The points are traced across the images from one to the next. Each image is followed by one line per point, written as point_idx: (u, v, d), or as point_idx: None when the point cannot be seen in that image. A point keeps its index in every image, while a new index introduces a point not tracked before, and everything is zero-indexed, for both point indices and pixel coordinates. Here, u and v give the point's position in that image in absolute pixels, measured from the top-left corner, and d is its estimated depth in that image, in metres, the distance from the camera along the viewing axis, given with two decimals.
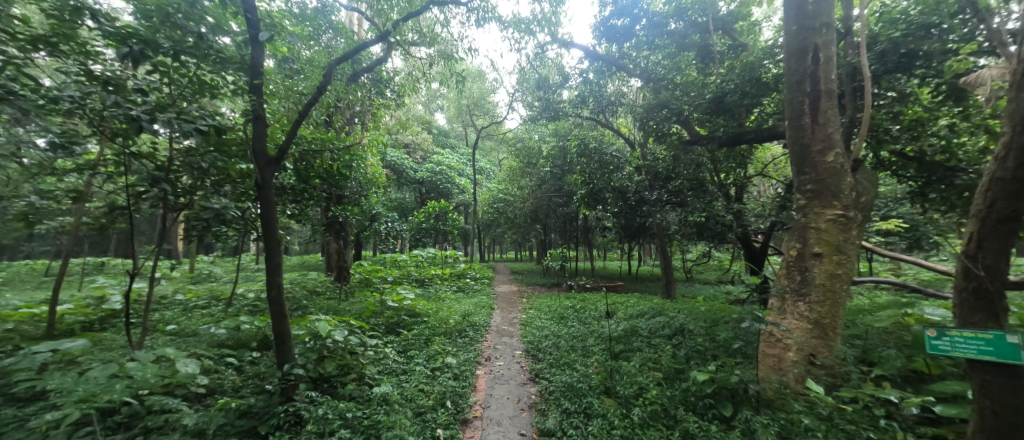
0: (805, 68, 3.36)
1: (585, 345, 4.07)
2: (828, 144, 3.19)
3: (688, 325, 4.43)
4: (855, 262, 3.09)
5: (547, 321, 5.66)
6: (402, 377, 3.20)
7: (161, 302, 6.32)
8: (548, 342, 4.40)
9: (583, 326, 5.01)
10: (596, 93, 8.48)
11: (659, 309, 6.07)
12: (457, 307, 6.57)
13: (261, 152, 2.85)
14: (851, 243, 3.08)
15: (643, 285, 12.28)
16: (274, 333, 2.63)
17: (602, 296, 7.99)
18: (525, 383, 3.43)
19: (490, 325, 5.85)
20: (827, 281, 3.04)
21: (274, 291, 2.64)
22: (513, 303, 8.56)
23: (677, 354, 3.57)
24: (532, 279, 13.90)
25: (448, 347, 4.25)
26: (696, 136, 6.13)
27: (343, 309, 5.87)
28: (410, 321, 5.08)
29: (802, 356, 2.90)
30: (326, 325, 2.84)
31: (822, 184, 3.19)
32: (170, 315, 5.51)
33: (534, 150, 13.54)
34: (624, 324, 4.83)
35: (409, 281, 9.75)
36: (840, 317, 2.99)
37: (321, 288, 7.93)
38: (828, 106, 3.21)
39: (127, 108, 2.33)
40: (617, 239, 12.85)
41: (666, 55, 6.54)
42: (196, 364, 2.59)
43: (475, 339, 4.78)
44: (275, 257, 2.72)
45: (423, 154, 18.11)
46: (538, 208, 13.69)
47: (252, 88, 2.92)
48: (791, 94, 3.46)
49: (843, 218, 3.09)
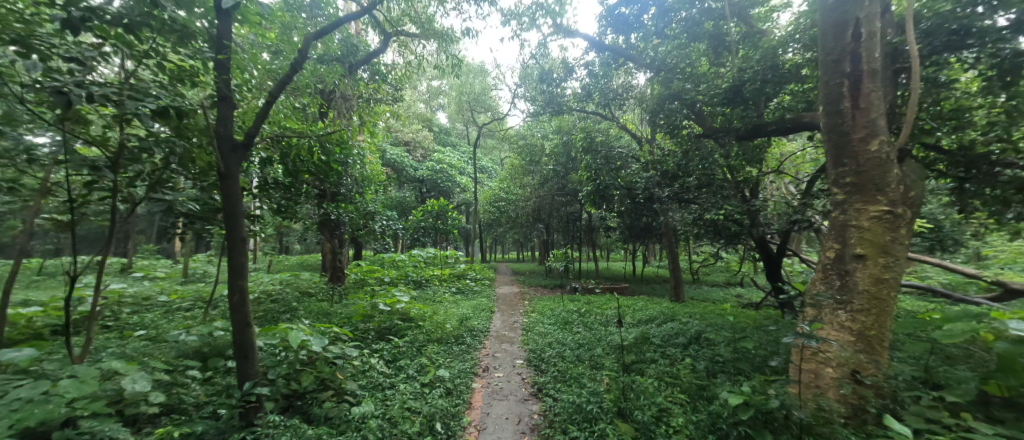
0: (844, 45, 2.99)
1: (593, 355, 3.68)
2: (871, 131, 2.81)
3: (706, 334, 4.06)
4: (903, 265, 2.71)
5: (551, 326, 5.30)
6: (387, 394, 2.84)
7: (146, 305, 6.04)
8: (553, 350, 4.03)
9: (590, 332, 4.65)
10: (603, 87, 7.96)
11: (670, 314, 5.70)
12: (455, 310, 6.23)
13: (226, 137, 2.48)
14: (898, 243, 2.70)
15: (649, 287, 11.92)
16: (234, 346, 2.25)
17: (608, 299, 7.64)
18: (526, 400, 3.06)
19: (490, 330, 5.50)
20: (872, 286, 2.67)
21: (237, 297, 2.28)
22: (514, 305, 8.23)
23: (698, 367, 3.20)
24: (534, 280, 13.56)
25: (443, 356, 3.88)
26: (709, 129, 5.74)
27: (334, 312, 5.54)
28: (404, 326, 4.73)
29: (845, 373, 2.54)
30: (299, 336, 2.47)
31: (863, 176, 2.82)
32: (149, 319, 5.21)
33: (536, 147, 13.19)
34: (635, 330, 4.45)
35: (407, 282, 9.44)
36: (887, 328, 2.63)
37: (314, 289, 7.60)
38: (872, 87, 2.82)
39: (67, 83, 1.99)
40: (623, 239, 12.47)
41: (677, 45, 6.11)
42: (145, 382, 2.24)
43: (473, 346, 4.44)
44: (241, 257, 2.37)
45: (422, 152, 17.60)
46: (541, 207, 13.32)
47: (217, 63, 2.58)
48: (828, 75, 3.09)
49: (890, 215, 2.70)
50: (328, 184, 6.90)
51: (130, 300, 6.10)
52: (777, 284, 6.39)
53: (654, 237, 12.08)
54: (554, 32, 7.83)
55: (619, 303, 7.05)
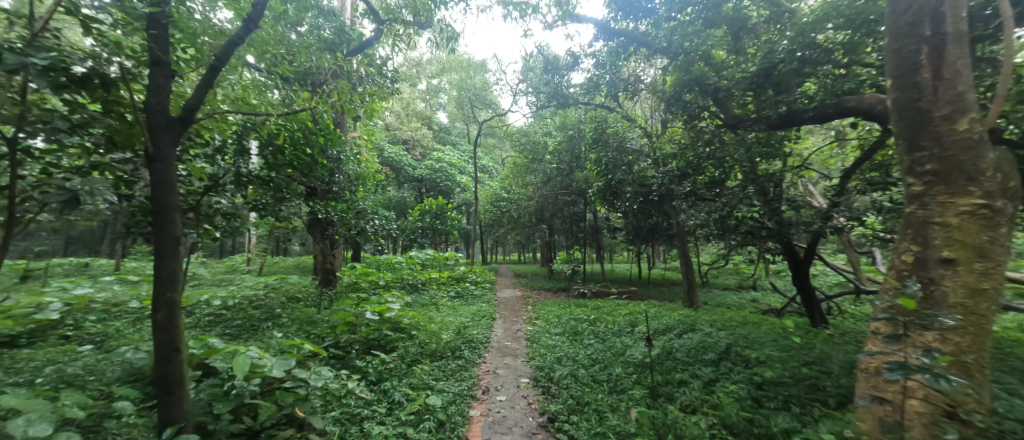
0: (923, 3, 2.47)
1: (613, 377, 3.15)
2: (959, 106, 2.27)
3: (740, 350, 3.52)
4: (1005, 271, 2.16)
5: (558, 336, 4.77)
6: (364, 432, 2.30)
7: (117, 312, 5.54)
8: (563, 368, 3.49)
9: (604, 345, 4.12)
10: (612, 78, 7.48)
11: (690, 323, 5.16)
12: (453, 317, 5.70)
13: (156, 110, 1.95)
14: (998, 244, 2.16)
15: (657, 291, 11.35)
16: (156, 377, 1.73)
17: (617, 305, 7.10)
18: (534, 434, 2.52)
19: (490, 340, 4.98)
20: (968, 299, 2.13)
21: (162, 313, 1.75)
22: (516, 311, 7.69)
23: (743, 396, 2.65)
24: (537, 282, 13.04)
25: (436, 376, 3.35)
26: (733, 119, 5.21)
27: (319, 321, 5.02)
28: (394, 338, 4.20)
29: (938, 408, 2.00)
30: (246, 361, 1.92)
31: (949, 163, 2.28)
32: (114, 329, 4.73)
33: (539, 144, 12.73)
34: (656, 344, 3.91)
35: (402, 286, 8.90)
36: (988, 351, 2.08)
37: (303, 294, 7.09)
38: (959, 53, 2.30)
39: None
40: (630, 240, 11.90)
41: (690, 32, 5.42)
42: (46, 425, 1.71)
43: (471, 362, 3.91)
44: (170, 262, 1.84)
45: (422, 150, 17.10)
46: (544, 207, 12.79)
47: (150, 18, 2.06)
48: (898, 41, 2.57)
49: (985, 210, 2.15)
50: (316, 180, 6.42)
51: (100, 306, 5.61)
52: (805, 290, 5.81)
53: (662, 238, 11.52)
54: (560, 19, 7.32)
55: (630, 309, 6.52)
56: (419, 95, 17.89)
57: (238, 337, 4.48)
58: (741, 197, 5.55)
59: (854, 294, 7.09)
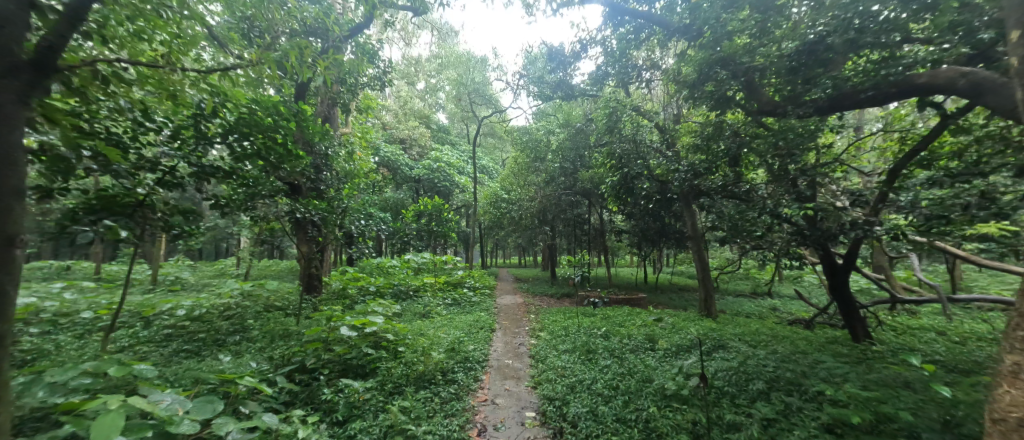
0: None
1: (645, 418, 2.51)
2: None
3: (795, 382, 2.86)
4: None
5: (569, 355, 4.12)
6: None
7: (69, 322, 4.89)
8: (579, 402, 2.84)
9: (626, 368, 3.46)
10: (623, 67, 6.86)
11: (718, 338, 4.50)
12: (447, 330, 5.03)
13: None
14: None
15: (668, 298, 10.70)
16: None
17: (631, 315, 6.45)
18: None
19: (488, 359, 4.31)
20: None
21: None
22: (518, 321, 7.01)
23: None
24: (540, 288, 12.37)
25: (420, 412, 2.70)
26: (765, 106, 4.59)
27: (292, 336, 4.37)
28: (375, 359, 3.54)
29: None
30: (115, 424, 1.27)
31: None
32: (55, 343, 4.08)
33: (541, 142, 12.16)
34: (689, 368, 3.25)
35: (394, 293, 8.22)
36: None
37: (282, 302, 6.42)
38: None
39: None
40: (637, 243, 11.26)
41: None
42: None
43: (465, 389, 3.25)
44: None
45: (421, 149, 16.24)
46: (547, 208, 12.11)
47: None
48: None
49: None
50: (297, 176, 5.80)
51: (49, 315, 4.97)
52: (843, 302, 5.15)
53: (673, 242, 10.88)
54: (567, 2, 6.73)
55: (646, 320, 5.87)
56: (418, 94, 17.39)
57: (195, 356, 3.82)
58: (773, 196, 4.93)
59: (890, 304, 6.40)
